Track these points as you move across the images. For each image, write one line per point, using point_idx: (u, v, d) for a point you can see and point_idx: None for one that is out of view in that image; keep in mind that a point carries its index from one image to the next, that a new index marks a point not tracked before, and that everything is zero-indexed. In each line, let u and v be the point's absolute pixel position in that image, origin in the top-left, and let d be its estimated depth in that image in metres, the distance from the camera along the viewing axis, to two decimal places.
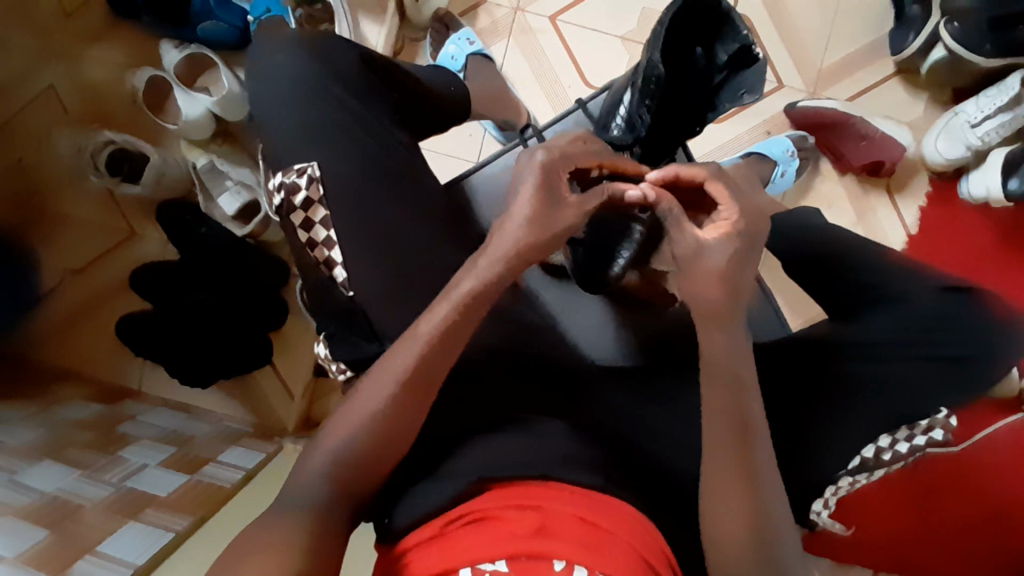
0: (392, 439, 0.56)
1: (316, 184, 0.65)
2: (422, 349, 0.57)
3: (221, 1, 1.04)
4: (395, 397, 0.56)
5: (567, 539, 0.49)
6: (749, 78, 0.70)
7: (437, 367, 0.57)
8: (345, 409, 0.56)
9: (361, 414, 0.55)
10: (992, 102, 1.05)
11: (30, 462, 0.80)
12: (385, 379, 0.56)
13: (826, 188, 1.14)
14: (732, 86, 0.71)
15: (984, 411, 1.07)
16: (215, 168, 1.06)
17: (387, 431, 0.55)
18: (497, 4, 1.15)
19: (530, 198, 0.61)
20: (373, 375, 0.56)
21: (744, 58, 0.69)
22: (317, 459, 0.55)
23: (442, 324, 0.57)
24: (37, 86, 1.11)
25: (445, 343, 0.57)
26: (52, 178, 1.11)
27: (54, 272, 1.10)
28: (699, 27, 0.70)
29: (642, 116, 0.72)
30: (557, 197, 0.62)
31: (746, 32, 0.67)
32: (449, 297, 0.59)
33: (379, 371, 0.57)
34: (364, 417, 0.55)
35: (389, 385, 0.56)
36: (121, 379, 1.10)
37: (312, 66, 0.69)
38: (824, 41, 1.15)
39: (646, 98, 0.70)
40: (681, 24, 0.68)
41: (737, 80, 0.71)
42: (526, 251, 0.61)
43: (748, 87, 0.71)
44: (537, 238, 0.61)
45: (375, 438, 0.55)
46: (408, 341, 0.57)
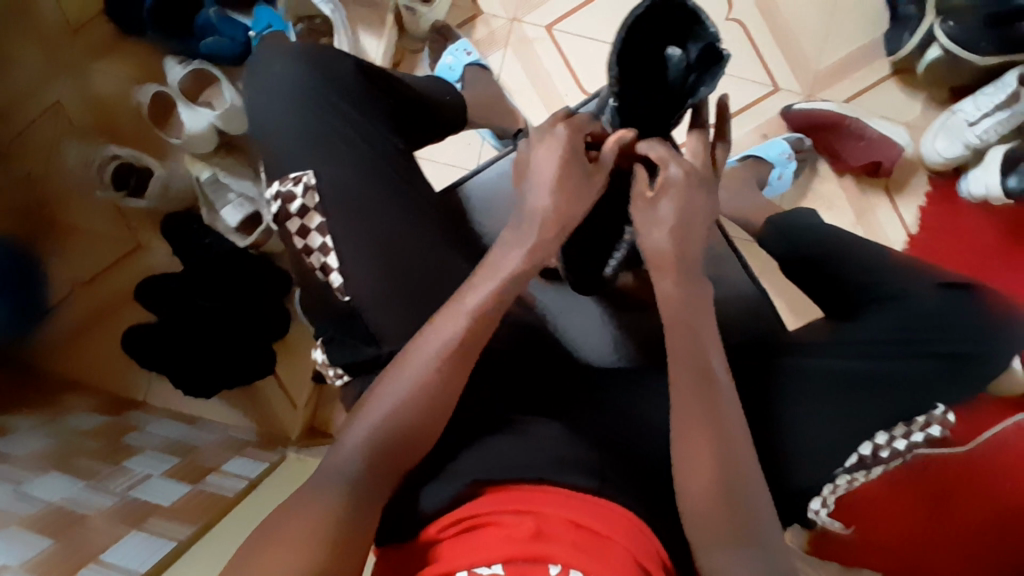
0: (422, 425, 0.57)
1: (311, 193, 0.66)
2: (467, 322, 0.59)
3: (223, 16, 1.05)
4: (431, 378, 0.57)
5: (564, 543, 0.50)
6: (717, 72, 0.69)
7: (471, 351, 0.59)
8: (383, 387, 0.58)
9: (399, 393, 0.57)
10: (990, 101, 1.04)
11: (37, 471, 0.81)
12: (428, 353, 0.58)
13: (825, 189, 1.14)
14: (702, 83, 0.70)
15: (991, 409, 1.06)
16: (218, 180, 1.08)
17: (425, 412, 0.57)
18: (494, 15, 1.17)
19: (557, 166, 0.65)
20: (416, 349, 0.58)
21: (712, 56, 0.69)
22: (330, 465, 0.56)
23: (486, 295, 0.60)
24: (46, 100, 1.14)
25: (476, 332, 0.59)
26: (60, 192, 1.13)
27: (62, 285, 1.12)
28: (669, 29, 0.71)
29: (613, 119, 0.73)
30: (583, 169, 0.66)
31: (713, 29, 0.68)
32: (492, 272, 0.62)
33: (421, 345, 0.59)
34: (400, 396, 0.57)
35: (434, 358, 0.58)
36: (128, 389, 1.11)
37: (310, 76, 0.70)
38: (819, 44, 1.15)
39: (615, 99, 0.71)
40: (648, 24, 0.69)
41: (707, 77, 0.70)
42: (562, 219, 0.64)
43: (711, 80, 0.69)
44: (570, 206, 0.65)
45: (411, 418, 0.57)
46: (446, 318, 0.59)
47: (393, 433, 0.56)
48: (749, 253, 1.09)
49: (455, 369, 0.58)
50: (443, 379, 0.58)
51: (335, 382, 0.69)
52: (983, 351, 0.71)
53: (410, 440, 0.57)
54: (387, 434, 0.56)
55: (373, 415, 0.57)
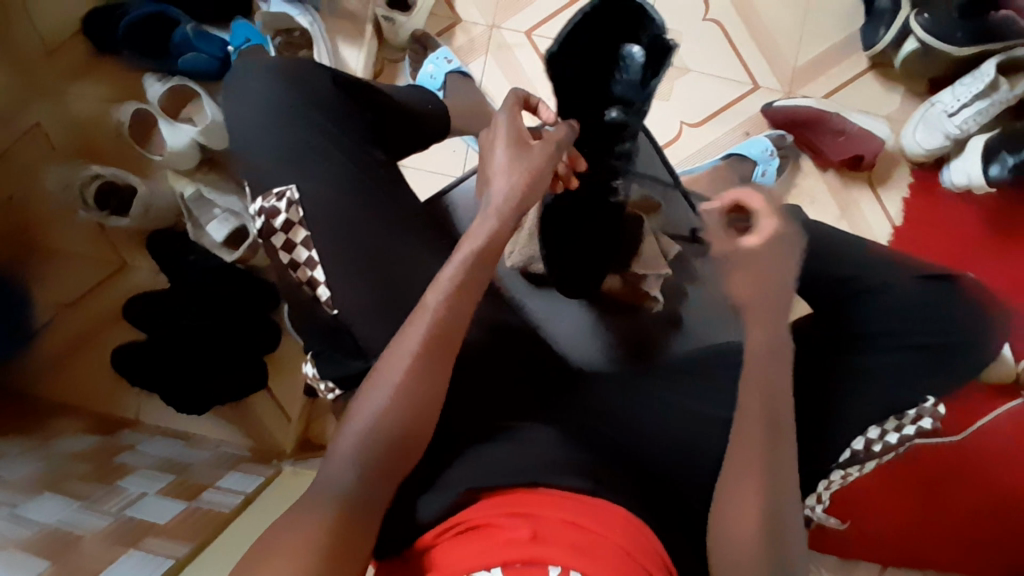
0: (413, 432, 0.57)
1: (294, 207, 0.66)
2: (434, 314, 0.59)
3: (201, 33, 1.05)
4: (413, 371, 0.57)
5: (562, 546, 0.50)
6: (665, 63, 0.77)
7: (445, 344, 0.59)
8: (363, 397, 0.57)
9: (383, 392, 0.57)
10: (969, 90, 1.06)
11: (29, 495, 0.81)
12: (401, 355, 0.58)
13: (808, 184, 1.15)
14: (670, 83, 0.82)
15: (980, 396, 1.07)
16: (203, 196, 1.07)
17: (404, 405, 0.57)
18: (473, 22, 1.17)
19: (505, 150, 0.66)
20: (388, 355, 0.58)
21: (660, 48, 0.76)
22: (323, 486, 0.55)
23: (451, 282, 0.60)
24: (25, 123, 1.13)
25: (451, 325, 0.59)
26: (42, 213, 1.12)
27: (49, 306, 1.11)
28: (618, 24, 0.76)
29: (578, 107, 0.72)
30: (525, 144, 0.67)
31: (659, 21, 0.75)
32: (454, 258, 0.62)
33: (393, 351, 0.58)
34: (385, 396, 0.57)
35: (408, 358, 0.57)
36: (119, 409, 1.11)
37: (287, 91, 0.71)
38: (796, 40, 1.16)
39: None
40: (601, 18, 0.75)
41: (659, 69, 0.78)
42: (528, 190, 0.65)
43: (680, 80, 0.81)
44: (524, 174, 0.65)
45: (397, 425, 0.56)
46: (418, 313, 0.59)
47: (386, 448, 0.56)
48: None
49: (434, 358, 0.58)
50: (425, 371, 0.58)
51: (326, 396, 0.69)
52: (968, 338, 0.72)
53: (400, 447, 0.56)
54: (377, 435, 0.56)
55: (365, 418, 0.56)
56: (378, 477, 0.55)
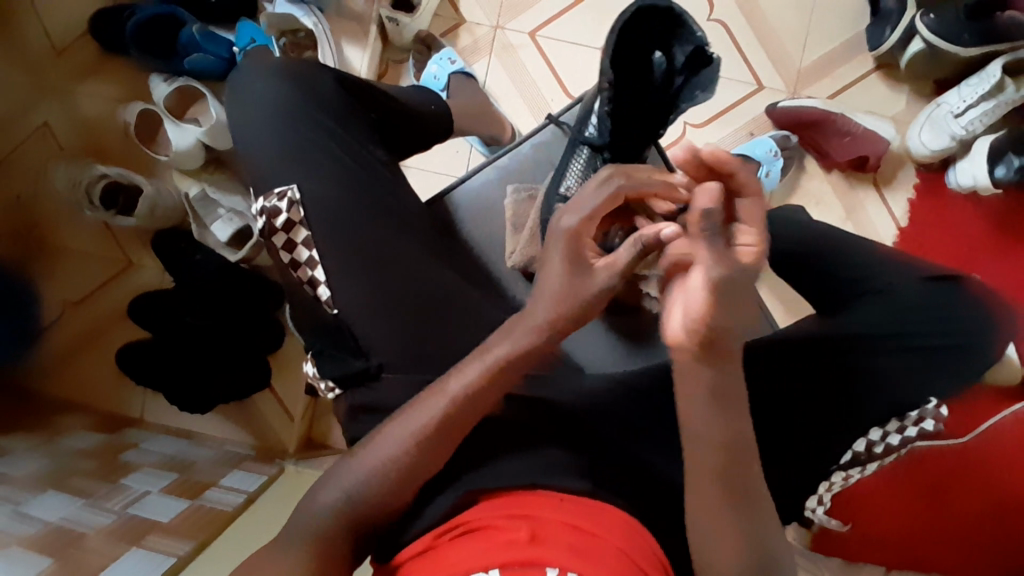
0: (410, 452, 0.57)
1: (296, 207, 0.66)
2: (450, 407, 0.56)
3: (207, 34, 1.06)
4: (414, 449, 0.56)
5: (561, 547, 0.49)
6: (703, 77, 0.78)
7: (454, 433, 0.57)
8: (367, 447, 0.57)
9: (382, 456, 0.56)
10: (975, 91, 1.05)
11: (34, 492, 0.81)
12: (407, 431, 0.56)
13: (812, 185, 1.14)
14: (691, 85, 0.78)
15: (985, 400, 1.06)
16: (207, 197, 1.08)
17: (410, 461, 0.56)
18: (477, 23, 1.17)
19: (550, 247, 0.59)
20: (397, 424, 0.57)
21: (699, 57, 0.75)
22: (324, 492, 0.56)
23: (471, 385, 0.57)
24: (34, 122, 1.14)
25: (477, 399, 0.57)
26: (49, 213, 1.13)
27: (54, 305, 1.12)
28: (655, 33, 0.75)
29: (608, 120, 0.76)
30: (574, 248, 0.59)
31: (700, 34, 0.74)
32: (484, 358, 0.57)
33: (403, 420, 0.57)
34: (395, 442, 0.56)
35: (413, 437, 0.56)
36: (124, 407, 1.11)
37: (290, 92, 0.71)
38: (802, 41, 1.16)
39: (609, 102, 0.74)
40: (637, 27, 0.73)
41: (695, 80, 0.77)
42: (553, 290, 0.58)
43: (703, 84, 0.78)
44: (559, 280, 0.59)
45: (394, 478, 0.56)
46: (436, 397, 0.57)
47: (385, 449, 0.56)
48: None
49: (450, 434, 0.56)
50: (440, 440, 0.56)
51: (325, 395, 0.68)
52: (971, 341, 0.72)
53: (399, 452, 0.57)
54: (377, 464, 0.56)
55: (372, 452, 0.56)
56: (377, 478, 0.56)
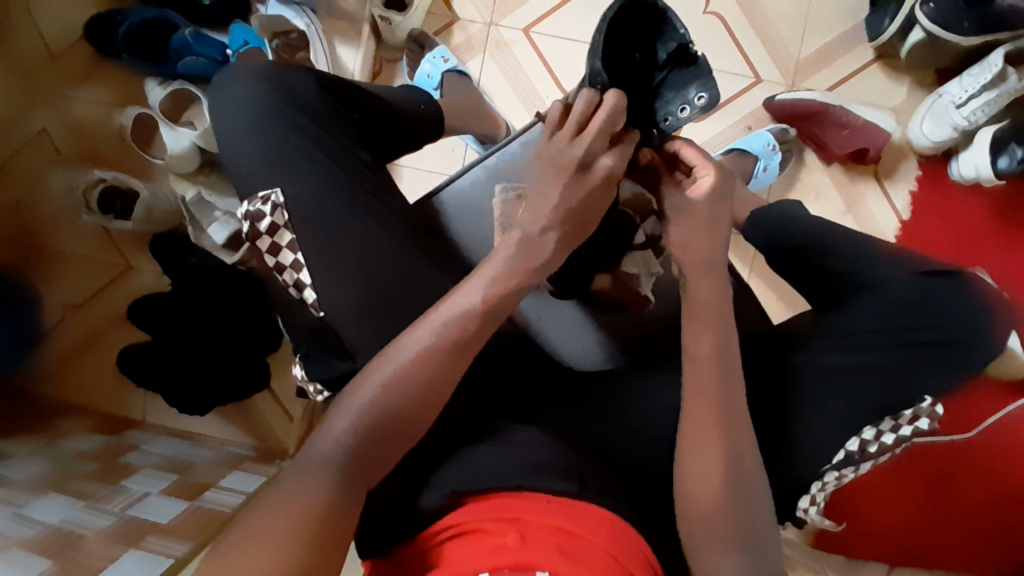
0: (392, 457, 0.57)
1: (279, 210, 0.66)
2: (420, 363, 0.57)
3: (198, 36, 1.05)
4: (391, 417, 0.56)
5: (549, 549, 0.50)
6: (690, 74, 0.66)
7: (428, 399, 0.58)
8: (338, 412, 0.56)
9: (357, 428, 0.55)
10: (976, 81, 1.02)
11: (35, 494, 0.82)
12: (378, 395, 0.56)
13: (812, 178, 1.13)
14: (675, 82, 0.66)
15: (991, 394, 1.04)
16: (204, 199, 1.08)
17: (368, 431, 0.55)
18: (470, 20, 1.16)
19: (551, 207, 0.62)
20: (369, 388, 0.56)
21: (684, 57, 0.65)
22: None
23: (445, 337, 0.58)
24: (32, 129, 1.15)
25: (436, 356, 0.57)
26: (49, 217, 1.14)
27: (59, 307, 1.14)
28: (638, 28, 0.64)
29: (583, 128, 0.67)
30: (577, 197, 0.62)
31: (684, 31, 0.63)
32: (453, 307, 0.59)
33: (371, 384, 0.56)
34: (357, 417, 0.56)
35: (386, 403, 0.56)
36: (126, 409, 1.13)
37: (275, 96, 0.71)
38: (799, 32, 1.14)
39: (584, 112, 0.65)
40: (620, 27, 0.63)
41: (677, 79, 0.66)
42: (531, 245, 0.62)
43: (688, 82, 0.66)
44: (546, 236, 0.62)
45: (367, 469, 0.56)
46: (406, 352, 0.57)
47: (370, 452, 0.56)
48: (734, 246, 1.08)
49: (412, 399, 0.57)
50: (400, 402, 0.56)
51: (315, 398, 0.70)
52: (965, 339, 0.71)
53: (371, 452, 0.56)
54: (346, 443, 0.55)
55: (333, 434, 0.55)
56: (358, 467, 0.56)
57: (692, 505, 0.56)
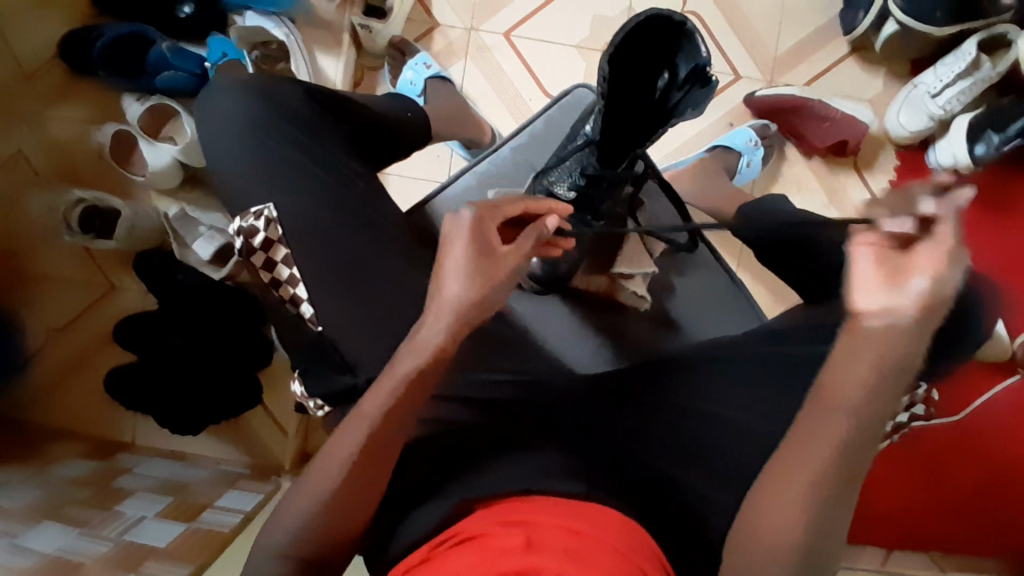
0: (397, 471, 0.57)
1: (273, 225, 0.66)
2: (368, 429, 0.55)
3: (176, 49, 1.03)
4: (340, 491, 0.54)
5: (556, 551, 0.48)
6: (699, 96, 0.69)
7: (379, 459, 0.55)
8: (301, 484, 0.55)
9: (304, 506, 0.54)
10: (951, 70, 1.05)
11: (29, 524, 0.80)
12: (329, 468, 0.54)
13: (794, 172, 1.15)
14: (690, 101, 0.70)
15: (978, 376, 1.07)
16: (187, 215, 1.06)
17: (361, 466, 0.54)
18: (450, 25, 1.16)
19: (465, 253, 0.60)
20: (320, 462, 0.55)
21: (699, 77, 0.68)
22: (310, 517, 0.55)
23: (386, 403, 0.55)
24: (6, 150, 1.11)
25: (391, 419, 0.55)
26: (29, 241, 1.11)
27: (40, 332, 1.11)
28: (655, 47, 0.69)
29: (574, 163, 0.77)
30: (490, 249, 0.61)
31: (703, 51, 0.67)
32: (393, 372, 0.56)
33: (324, 459, 0.55)
34: (316, 496, 0.54)
35: (335, 473, 0.54)
36: (116, 432, 1.10)
37: (261, 110, 0.70)
38: (776, 28, 1.16)
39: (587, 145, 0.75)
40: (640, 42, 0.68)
41: (692, 96, 0.69)
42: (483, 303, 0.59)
43: (695, 104, 0.69)
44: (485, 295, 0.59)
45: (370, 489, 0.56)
46: (354, 423, 0.55)
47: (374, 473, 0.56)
48: (722, 241, 1.09)
49: (367, 471, 0.55)
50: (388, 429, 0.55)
51: (316, 413, 0.69)
52: (958, 321, 0.72)
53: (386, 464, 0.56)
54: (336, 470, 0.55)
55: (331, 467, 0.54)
56: (363, 488, 0.55)
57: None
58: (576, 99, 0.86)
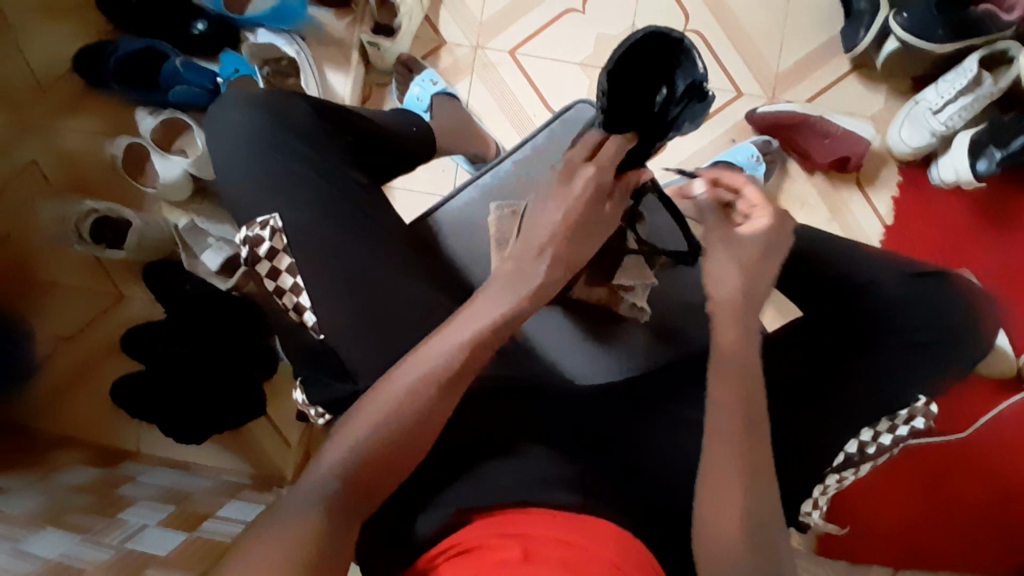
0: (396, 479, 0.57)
1: (277, 235, 0.67)
2: (432, 378, 0.58)
3: (190, 65, 1.07)
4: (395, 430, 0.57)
5: (552, 563, 0.49)
6: (697, 109, 0.73)
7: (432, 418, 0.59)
8: (350, 422, 0.58)
9: (357, 438, 0.56)
10: (952, 87, 1.06)
11: (33, 529, 0.81)
12: (389, 409, 0.57)
13: (796, 187, 1.15)
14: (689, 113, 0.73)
15: (983, 392, 1.06)
16: (196, 226, 1.09)
17: (419, 415, 0.58)
18: (457, 43, 1.19)
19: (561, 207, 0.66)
20: (378, 402, 0.58)
21: (696, 92, 0.71)
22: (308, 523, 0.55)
23: (451, 358, 0.59)
24: (21, 160, 1.15)
25: (457, 376, 0.59)
26: (42, 251, 1.14)
27: (49, 339, 1.12)
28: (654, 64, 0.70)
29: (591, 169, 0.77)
30: (593, 208, 0.67)
31: (699, 68, 0.69)
32: (462, 331, 0.60)
33: (383, 400, 0.58)
34: (364, 438, 0.56)
35: (394, 414, 0.57)
36: (120, 440, 1.11)
37: (268, 123, 0.72)
38: (777, 46, 1.17)
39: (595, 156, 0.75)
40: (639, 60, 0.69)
41: (691, 110, 0.72)
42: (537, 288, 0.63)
43: (694, 116, 0.73)
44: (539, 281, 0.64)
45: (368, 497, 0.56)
46: (421, 366, 0.59)
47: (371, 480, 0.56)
48: None
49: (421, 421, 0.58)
50: (398, 430, 0.57)
51: (317, 421, 0.70)
52: (954, 332, 0.73)
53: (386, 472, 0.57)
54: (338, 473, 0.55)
55: (332, 451, 0.56)
56: (411, 439, 0.58)
57: (703, 510, 0.55)
58: (577, 114, 0.86)
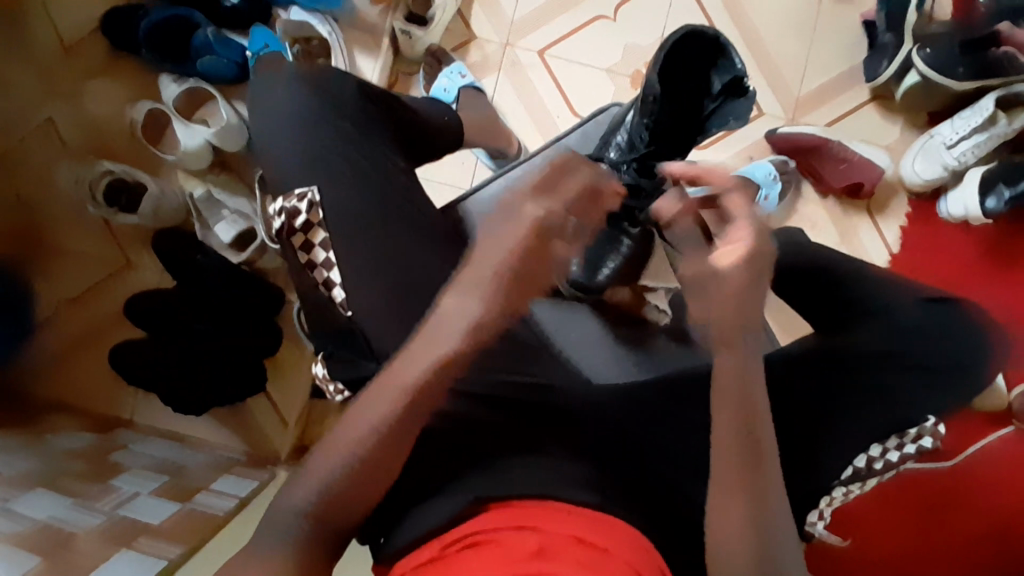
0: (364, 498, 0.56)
1: (315, 208, 0.67)
2: (390, 410, 0.57)
3: (221, 38, 1.07)
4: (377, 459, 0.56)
5: (568, 560, 0.48)
6: (738, 107, 0.81)
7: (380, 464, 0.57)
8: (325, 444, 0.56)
9: (335, 463, 0.55)
10: (967, 124, 1.09)
11: (21, 490, 0.79)
12: (372, 433, 0.56)
13: (809, 210, 1.17)
14: (728, 110, 0.81)
15: (976, 424, 1.09)
16: (213, 198, 1.09)
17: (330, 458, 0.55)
18: (487, 39, 1.20)
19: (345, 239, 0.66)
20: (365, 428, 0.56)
21: (737, 88, 0.80)
22: (306, 487, 0.55)
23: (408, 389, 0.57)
24: (38, 118, 1.14)
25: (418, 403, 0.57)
26: (51, 212, 1.12)
27: (49, 301, 1.10)
28: (697, 60, 0.81)
29: (642, 132, 0.81)
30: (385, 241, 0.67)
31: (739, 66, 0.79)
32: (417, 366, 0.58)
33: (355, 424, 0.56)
34: (347, 461, 0.55)
35: (367, 445, 0.55)
36: (115, 409, 1.10)
37: (314, 101, 0.72)
38: (801, 70, 1.20)
39: (646, 116, 0.80)
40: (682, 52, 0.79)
41: (730, 106, 0.81)
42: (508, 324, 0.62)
43: (738, 114, 0.81)
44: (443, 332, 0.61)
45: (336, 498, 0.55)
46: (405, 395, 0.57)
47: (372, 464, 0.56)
48: None
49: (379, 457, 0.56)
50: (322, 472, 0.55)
51: (334, 397, 0.69)
52: (965, 359, 0.74)
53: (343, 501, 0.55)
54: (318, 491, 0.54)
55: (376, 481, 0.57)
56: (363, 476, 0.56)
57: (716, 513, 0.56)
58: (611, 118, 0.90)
